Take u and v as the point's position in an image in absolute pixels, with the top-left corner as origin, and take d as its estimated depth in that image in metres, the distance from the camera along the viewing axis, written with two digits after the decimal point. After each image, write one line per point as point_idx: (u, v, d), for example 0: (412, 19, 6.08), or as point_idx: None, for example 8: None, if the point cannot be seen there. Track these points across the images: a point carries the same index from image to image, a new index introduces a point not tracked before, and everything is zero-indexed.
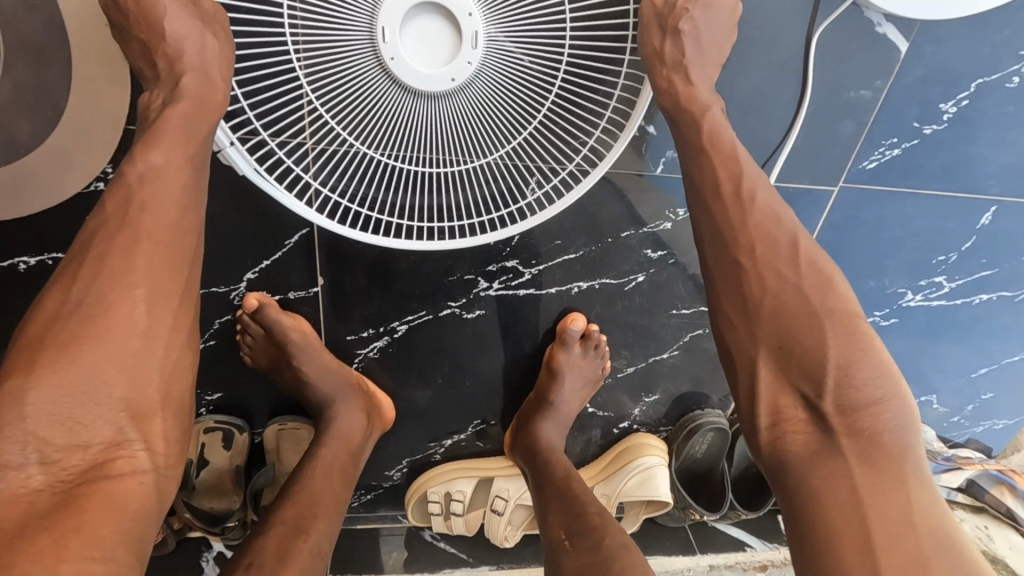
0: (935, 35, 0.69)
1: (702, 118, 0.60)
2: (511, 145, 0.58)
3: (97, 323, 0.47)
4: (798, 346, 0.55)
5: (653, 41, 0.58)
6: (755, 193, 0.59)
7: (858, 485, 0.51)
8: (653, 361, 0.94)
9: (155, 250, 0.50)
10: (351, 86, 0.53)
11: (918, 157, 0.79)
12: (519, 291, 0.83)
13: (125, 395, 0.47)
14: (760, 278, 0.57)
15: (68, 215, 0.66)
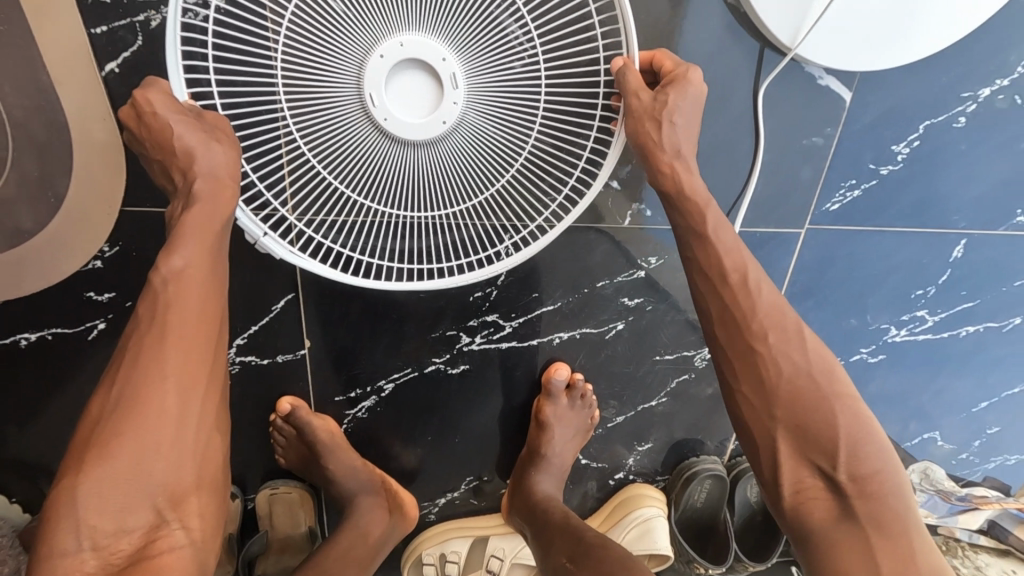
0: (877, 83, 0.73)
1: (705, 212, 0.61)
2: (493, 187, 0.60)
3: (133, 423, 0.49)
4: (813, 429, 0.58)
5: (641, 97, 0.56)
6: (760, 285, 0.61)
7: (877, 556, 0.54)
8: (642, 410, 0.94)
9: (184, 346, 0.51)
10: (337, 137, 0.55)
11: (881, 197, 0.81)
12: (502, 344, 0.85)
13: (161, 483, 0.49)
14: (773, 364, 0.59)
15: (68, 292, 0.71)
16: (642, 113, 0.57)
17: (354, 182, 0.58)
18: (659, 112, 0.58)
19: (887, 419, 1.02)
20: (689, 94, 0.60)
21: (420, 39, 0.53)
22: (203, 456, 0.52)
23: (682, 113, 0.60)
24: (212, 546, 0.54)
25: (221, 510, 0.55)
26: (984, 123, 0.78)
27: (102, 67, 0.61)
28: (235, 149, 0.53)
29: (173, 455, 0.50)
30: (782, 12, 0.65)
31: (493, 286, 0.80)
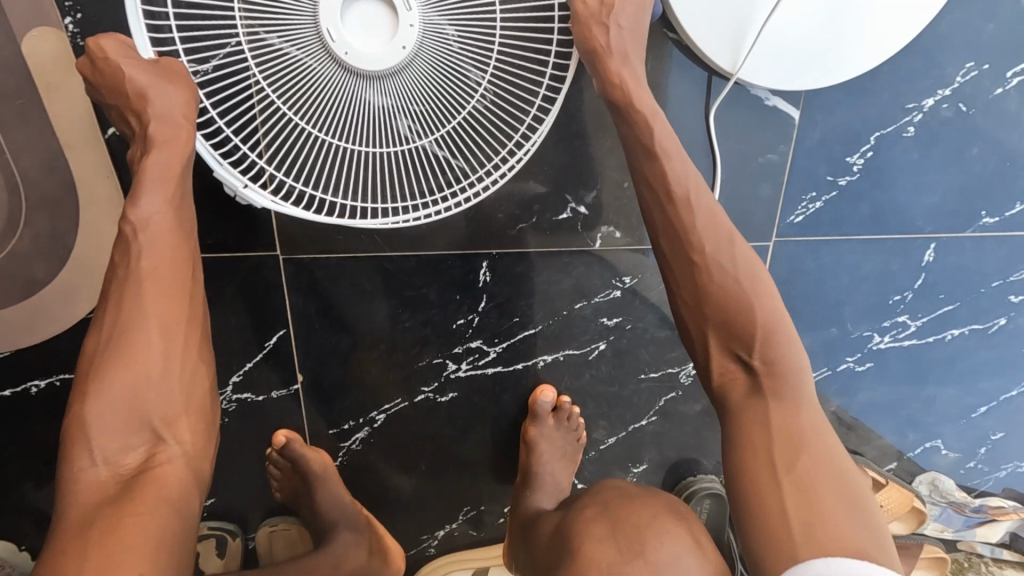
0: (822, 100, 0.78)
1: (651, 125, 0.65)
2: (449, 122, 0.67)
3: (123, 350, 0.57)
4: (735, 317, 0.64)
5: (586, 3, 0.63)
6: (698, 195, 0.65)
7: (772, 423, 0.61)
8: (633, 429, 0.95)
9: (158, 277, 0.59)
10: (300, 69, 0.61)
11: (843, 207, 0.85)
12: (488, 369, 0.88)
13: (152, 405, 0.57)
14: (706, 267, 0.64)
15: (76, 339, 0.76)
16: (586, 21, 0.63)
17: (323, 115, 0.64)
18: (602, 18, 0.64)
19: (883, 428, 1.01)
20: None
21: None
22: (189, 378, 0.60)
23: (620, 20, 0.65)
24: (205, 456, 0.61)
25: (214, 432, 0.62)
26: (932, 132, 0.82)
27: (104, 131, 0.67)
28: (186, 89, 0.60)
29: (157, 380, 0.58)
30: (720, 41, 0.71)
31: (475, 314, 0.84)
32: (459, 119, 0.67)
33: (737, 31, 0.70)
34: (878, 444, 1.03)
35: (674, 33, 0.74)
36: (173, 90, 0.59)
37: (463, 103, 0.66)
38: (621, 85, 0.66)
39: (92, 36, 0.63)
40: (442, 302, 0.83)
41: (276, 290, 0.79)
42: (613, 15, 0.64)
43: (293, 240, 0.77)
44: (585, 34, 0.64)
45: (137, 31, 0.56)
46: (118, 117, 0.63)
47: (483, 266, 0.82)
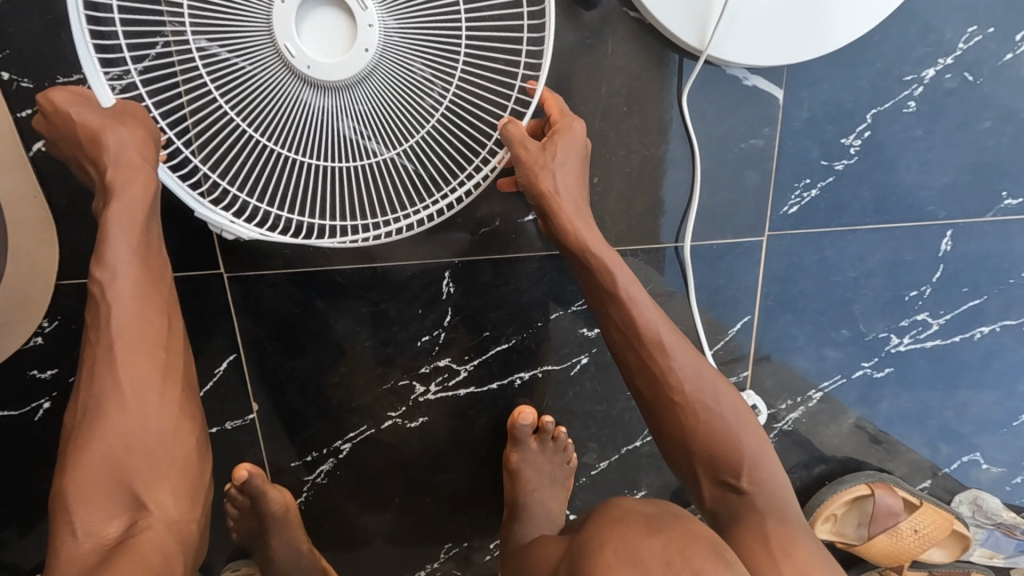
0: (807, 76, 0.71)
1: (614, 273, 0.61)
2: (417, 135, 0.60)
3: (95, 415, 0.51)
4: (718, 453, 0.60)
5: (527, 147, 0.59)
6: (667, 344, 0.61)
7: (771, 531, 0.57)
8: (627, 452, 0.86)
9: (128, 333, 0.52)
10: (253, 80, 0.55)
11: (842, 194, 0.77)
12: (460, 391, 0.81)
13: (131, 471, 0.51)
14: (684, 409, 0.61)
15: (13, 373, 0.71)
16: (530, 163, 0.59)
17: (280, 131, 0.58)
18: (547, 163, 0.60)
19: (912, 440, 0.90)
20: (575, 142, 0.61)
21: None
22: (167, 436, 0.53)
23: (563, 161, 0.61)
24: (194, 517, 0.54)
25: (202, 490, 0.55)
26: (936, 105, 0.74)
27: (30, 147, 0.64)
28: (141, 127, 0.54)
29: (135, 444, 0.51)
30: (685, 16, 0.64)
31: (441, 329, 0.77)
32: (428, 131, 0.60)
33: (703, 3, 0.64)
34: (907, 459, 0.91)
35: (635, 12, 0.67)
36: (125, 128, 0.53)
37: (432, 115, 0.59)
38: (575, 231, 0.61)
39: (12, 48, 0.61)
40: (404, 318, 0.76)
41: (223, 312, 0.73)
42: (557, 152, 0.60)
43: (236, 257, 0.71)
44: (529, 177, 0.60)
45: (83, 52, 0.51)
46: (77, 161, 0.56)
47: (446, 276, 0.75)
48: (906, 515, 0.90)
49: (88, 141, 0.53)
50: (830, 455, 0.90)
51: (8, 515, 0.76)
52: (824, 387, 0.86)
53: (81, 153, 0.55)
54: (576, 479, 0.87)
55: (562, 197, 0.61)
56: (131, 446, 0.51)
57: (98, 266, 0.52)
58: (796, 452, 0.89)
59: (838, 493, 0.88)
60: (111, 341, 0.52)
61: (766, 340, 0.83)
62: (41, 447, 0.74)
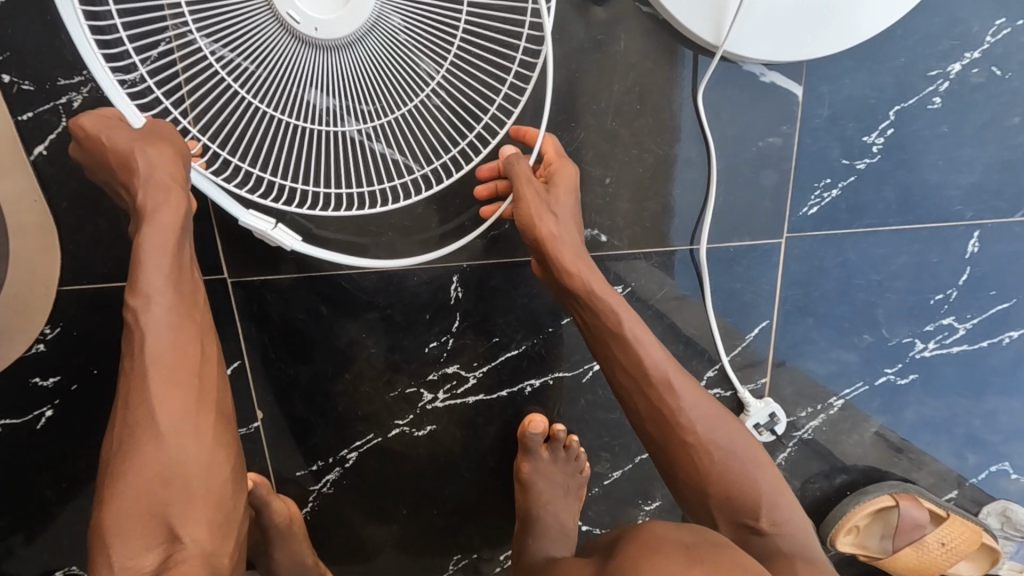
0: (826, 71, 0.69)
1: (620, 317, 0.60)
2: (423, 93, 0.57)
3: (131, 446, 0.51)
4: (731, 494, 0.60)
5: (528, 188, 0.59)
6: (672, 389, 0.60)
7: (803, 570, 0.56)
8: (641, 462, 0.84)
9: (163, 364, 0.51)
10: (249, 39, 0.51)
11: (863, 194, 0.74)
12: (468, 399, 0.78)
13: (167, 502, 0.51)
14: (698, 450, 0.60)
15: (14, 381, 0.70)
16: (532, 206, 0.59)
17: (280, 92, 0.54)
18: (546, 208, 0.60)
19: (938, 450, 0.87)
20: (569, 184, 0.62)
21: None
22: (203, 465, 0.52)
23: (563, 209, 0.61)
24: (227, 550, 0.53)
25: (235, 523, 0.54)
26: (961, 101, 0.71)
27: (30, 151, 0.63)
28: (174, 151, 0.52)
29: (171, 474, 0.51)
30: (701, 10, 0.62)
31: (449, 335, 0.75)
32: (433, 87, 0.57)
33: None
34: (932, 469, 0.88)
35: (649, 7, 0.65)
36: (156, 151, 0.52)
37: (436, 70, 0.56)
38: (581, 277, 0.60)
39: (12, 50, 0.60)
40: (411, 323, 0.74)
41: (227, 318, 0.72)
42: (551, 199, 0.60)
43: (240, 262, 0.70)
44: (528, 221, 0.59)
45: (83, 45, 0.48)
46: (103, 180, 0.55)
47: (455, 280, 0.73)
48: (933, 528, 0.87)
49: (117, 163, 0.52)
50: (852, 465, 0.87)
51: (9, 525, 0.75)
52: (846, 395, 0.83)
53: (107, 173, 0.53)
54: (588, 489, 0.85)
55: (562, 240, 0.60)
56: (166, 476, 0.51)
57: (132, 295, 0.51)
58: (816, 462, 0.86)
59: (861, 505, 0.84)
60: (145, 368, 0.51)
61: (785, 346, 0.80)
62: (42, 457, 0.73)
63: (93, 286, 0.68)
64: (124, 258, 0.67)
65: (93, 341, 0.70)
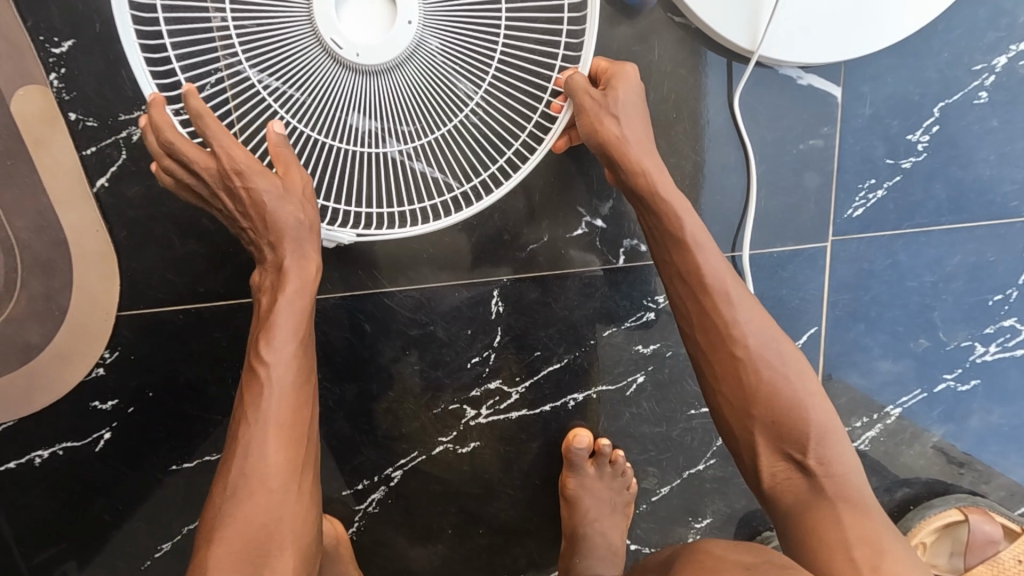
0: (865, 71, 0.68)
1: (683, 220, 0.59)
2: (459, 114, 0.57)
3: (241, 493, 0.53)
4: (789, 423, 0.57)
5: (589, 99, 0.56)
6: (731, 300, 0.59)
7: (848, 529, 0.53)
8: (689, 476, 0.81)
9: (284, 418, 0.54)
10: (291, 65, 0.53)
11: (911, 194, 0.72)
12: (511, 414, 0.78)
13: (266, 552, 0.52)
14: (756, 366, 0.58)
15: (74, 406, 0.72)
16: (591, 109, 0.57)
17: (321, 117, 0.55)
18: (609, 108, 0.57)
19: (1007, 460, 0.82)
20: (631, 83, 0.59)
21: None
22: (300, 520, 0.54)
23: (627, 107, 0.59)
24: None
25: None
26: (1010, 95, 0.69)
27: (93, 183, 0.66)
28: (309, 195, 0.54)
29: (268, 526, 0.53)
30: (735, 16, 0.62)
31: (491, 350, 0.75)
32: (470, 109, 0.57)
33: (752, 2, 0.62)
34: (1002, 482, 0.83)
35: (681, 17, 0.65)
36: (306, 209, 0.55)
37: (472, 95, 0.57)
38: (644, 174, 0.59)
39: (77, 90, 0.64)
40: (452, 339, 0.75)
41: None
42: (617, 98, 0.58)
43: None
44: (592, 127, 0.58)
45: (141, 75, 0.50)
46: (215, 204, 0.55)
47: (495, 295, 0.73)
48: (1007, 545, 0.81)
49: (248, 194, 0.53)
50: (915, 478, 0.82)
51: (65, 547, 0.77)
52: (902, 404, 0.80)
53: (227, 200, 0.54)
54: (635, 506, 0.82)
55: (629, 140, 0.59)
56: (268, 527, 0.53)
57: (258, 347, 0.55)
58: (874, 476, 0.82)
59: (926, 519, 0.80)
60: (262, 423, 0.54)
61: (835, 353, 0.77)
62: (98, 478, 0.75)
63: (150, 310, 0.70)
64: (178, 282, 0.70)
65: (148, 364, 0.72)
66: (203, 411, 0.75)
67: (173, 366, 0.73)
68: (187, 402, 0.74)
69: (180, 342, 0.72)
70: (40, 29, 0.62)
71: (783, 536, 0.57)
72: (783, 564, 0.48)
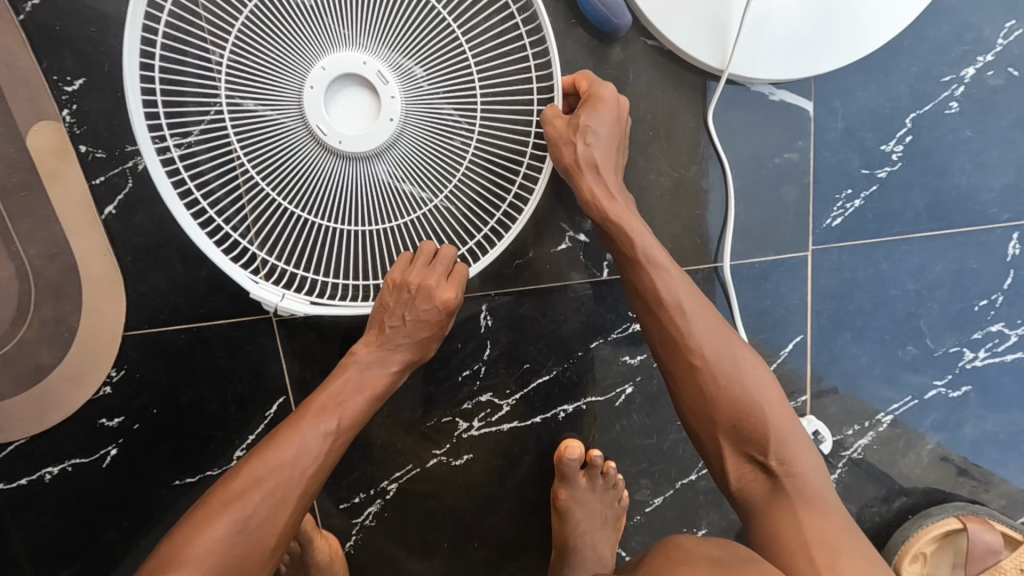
0: (836, 86, 0.70)
1: (632, 240, 0.61)
2: (437, 198, 0.61)
3: (263, 475, 0.57)
4: (750, 427, 0.59)
5: (556, 124, 0.60)
6: (691, 313, 0.61)
7: (807, 531, 0.54)
8: (682, 487, 0.82)
9: (336, 442, 0.61)
10: (274, 147, 0.56)
11: (889, 203, 0.74)
12: (503, 426, 0.79)
13: (254, 543, 0.55)
14: (714, 378, 0.60)
15: (82, 423, 0.75)
16: (557, 137, 0.60)
17: (302, 196, 0.58)
18: (575, 135, 0.60)
19: (1005, 467, 0.82)
20: (605, 108, 0.61)
21: (359, 56, 0.55)
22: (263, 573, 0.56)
23: (597, 131, 0.61)
24: None
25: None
26: (981, 105, 0.71)
27: (101, 211, 0.70)
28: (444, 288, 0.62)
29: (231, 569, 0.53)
30: (704, 38, 0.65)
31: (481, 364, 0.77)
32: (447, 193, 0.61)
33: (720, 25, 0.65)
34: (1001, 490, 0.83)
35: (654, 40, 0.68)
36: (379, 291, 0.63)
37: (449, 180, 0.61)
38: (593, 197, 0.62)
39: (88, 124, 0.68)
40: (444, 353, 0.77)
41: (272, 355, 0.76)
42: (586, 124, 0.60)
43: None
44: (555, 149, 0.61)
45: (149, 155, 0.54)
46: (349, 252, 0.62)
47: (484, 310, 0.76)
48: (1008, 553, 0.80)
49: (424, 279, 0.61)
50: (912, 487, 0.82)
51: (72, 564, 0.79)
52: (894, 410, 0.80)
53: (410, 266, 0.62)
54: (630, 518, 0.83)
55: (590, 164, 0.61)
56: (268, 518, 0.56)
57: (302, 411, 0.61)
58: (870, 485, 0.82)
59: (924, 528, 0.79)
60: (279, 477, 0.57)
61: (823, 361, 0.78)
62: (104, 494, 0.77)
63: (154, 331, 0.74)
64: (181, 303, 0.73)
65: (153, 382, 0.75)
66: (205, 427, 0.77)
67: (176, 384, 0.76)
68: (190, 418, 0.77)
69: (183, 360, 0.75)
70: (54, 69, 0.67)
71: (751, 542, 0.58)
72: (749, 559, 0.51)
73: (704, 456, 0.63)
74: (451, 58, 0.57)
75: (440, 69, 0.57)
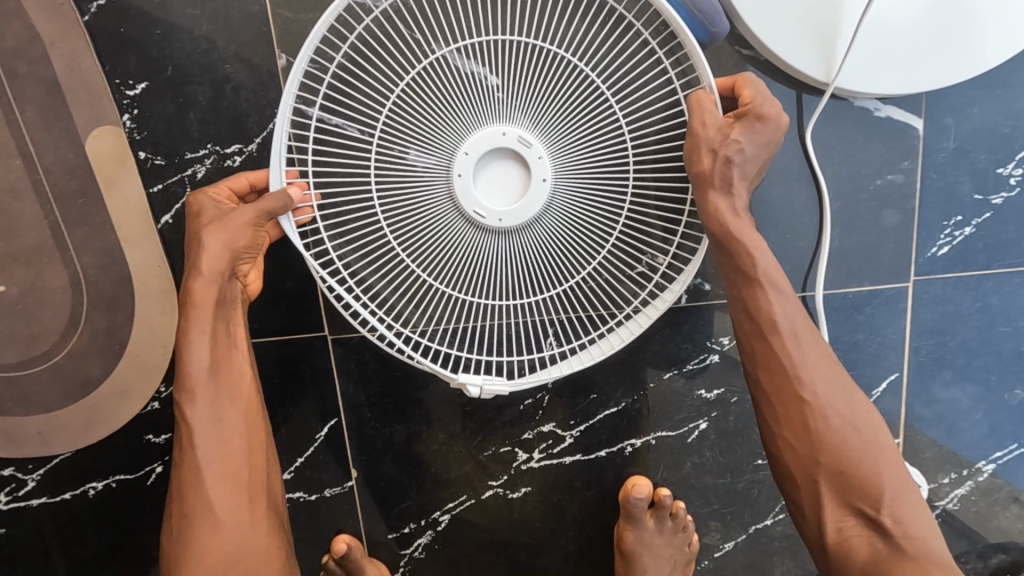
0: (950, 102, 0.64)
1: (753, 259, 0.56)
2: (597, 258, 0.61)
3: (192, 532, 0.55)
4: (860, 476, 0.54)
5: (707, 123, 0.53)
6: (801, 346, 0.57)
7: None
8: (755, 532, 0.75)
9: (213, 457, 0.56)
10: (425, 225, 0.58)
11: (1002, 231, 0.67)
12: (565, 459, 0.74)
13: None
14: (823, 413, 0.56)
15: (129, 439, 0.73)
16: (697, 144, 0.53)
17: (457, 275, 0.60)
18: (724, 141, 0.53)
19: None
20: (764, 120, 0.54)
21: (498, 127, 0.56)
22: None
23: (749, 140, 0.54)
24: None
25: None
26: None
27: (158, 220, 0.68)
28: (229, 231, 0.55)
29: None
30: (812, 46, 0.59)
31: (544, 392, 0.72)
32: (606, 253, 0.61)
33: (831, 32, 0.58)
34: None
35: (749, 49, 0.63)
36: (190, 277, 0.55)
37: (606, 240, 0.60)
38: (718, 210, 0.55)
39: (148, 130, 0.66)
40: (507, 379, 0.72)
41: (325, 375, 0.72)
42: (735, 136, 0.54)
43: (340, 320, 0.71)
44: (692, 155, 0.54)
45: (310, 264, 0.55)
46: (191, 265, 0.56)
47: None
48: None
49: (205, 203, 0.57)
50: (1013, 544, 0.74)
51: None
52: (996, 460, 0.72)
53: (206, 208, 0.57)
54: (697, 562, 0.77)
55: (732, 173, 0.54)
56: (226, 556, 0.55)
57: (191, 338, 0.55)
58: (963, 539, 0.74)
59: None
60: (192, 433, 0.55)
61: (918, 404, 0.71)
62: (150, 512, 0.75)
63: None
64: None
65: None
66: None
67: None
68: None
69: None
70: (117, 73, 0.65)
71: None
72: None
73: (792, 501, 0.58)
74: (595, 117, 0.56)
75: (588, 129, 0.56)
